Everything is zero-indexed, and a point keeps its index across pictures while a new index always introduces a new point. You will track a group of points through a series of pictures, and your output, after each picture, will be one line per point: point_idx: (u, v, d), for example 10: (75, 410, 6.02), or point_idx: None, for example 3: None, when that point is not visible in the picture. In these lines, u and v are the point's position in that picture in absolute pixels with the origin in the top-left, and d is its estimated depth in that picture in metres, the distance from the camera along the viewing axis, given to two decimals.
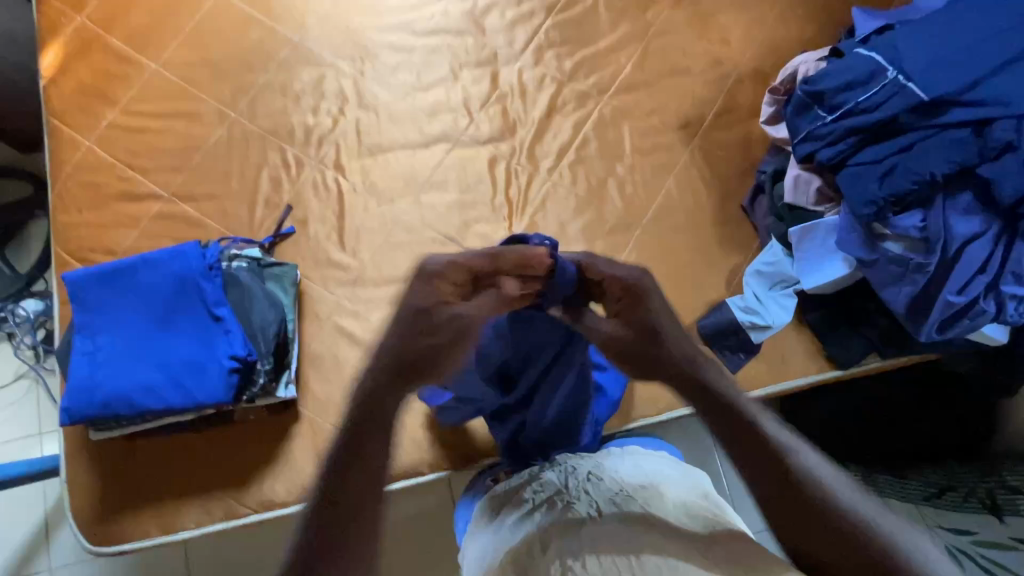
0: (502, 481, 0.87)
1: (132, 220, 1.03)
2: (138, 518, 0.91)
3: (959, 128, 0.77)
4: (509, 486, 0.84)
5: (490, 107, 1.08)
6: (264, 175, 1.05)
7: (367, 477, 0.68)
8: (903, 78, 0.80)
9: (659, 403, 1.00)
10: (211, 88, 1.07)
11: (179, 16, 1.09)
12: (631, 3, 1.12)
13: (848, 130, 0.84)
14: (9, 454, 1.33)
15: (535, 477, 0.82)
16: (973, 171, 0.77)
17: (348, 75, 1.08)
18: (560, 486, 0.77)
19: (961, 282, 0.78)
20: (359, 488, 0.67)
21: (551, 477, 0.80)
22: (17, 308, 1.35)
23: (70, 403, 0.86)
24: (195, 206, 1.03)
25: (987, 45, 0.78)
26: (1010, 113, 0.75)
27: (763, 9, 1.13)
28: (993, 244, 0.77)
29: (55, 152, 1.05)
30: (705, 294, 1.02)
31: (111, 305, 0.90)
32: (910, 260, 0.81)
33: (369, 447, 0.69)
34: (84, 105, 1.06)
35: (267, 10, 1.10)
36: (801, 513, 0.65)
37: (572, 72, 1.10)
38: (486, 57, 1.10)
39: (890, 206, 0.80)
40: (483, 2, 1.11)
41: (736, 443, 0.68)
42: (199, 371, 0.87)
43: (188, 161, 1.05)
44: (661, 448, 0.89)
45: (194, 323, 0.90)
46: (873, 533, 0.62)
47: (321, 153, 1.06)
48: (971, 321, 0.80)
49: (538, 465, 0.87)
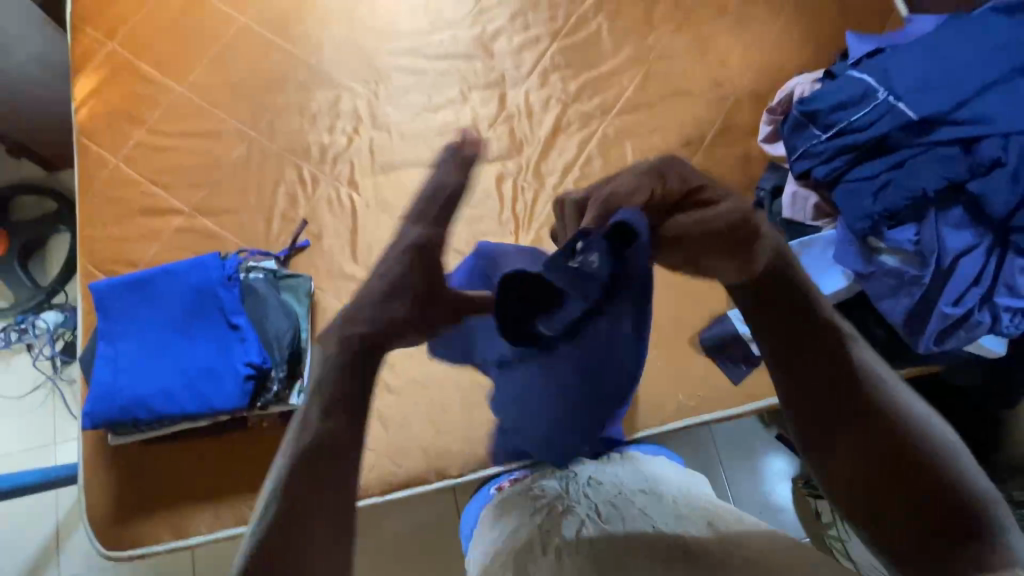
0: (509, 487, 0.91)
1: (154, 234, 1.07)
2: (151, 522, 0.94)
3: (948, 145, 0.80)
4: (515, 491, 0.87)
5: (498, 126, 1.13)
6: (280, 191, 1.09)
7: (328, 463, 0.52)
8: (893, 99, 0.84)
9: (661, 414, 1.02)
10: (232, 109, 1.13)
11: (204, 42, 1.16)
12: (632, 29, 1.18)
13: (842, 148, 0.87)
14: (24, 462, 1.36)
15: (537, 484, 0.85)
16: (963, 186, 0.79)
17: (362, 96, 1.14)
18: (561, 492, 0.80)
19: (955, 294, 0.80)
20: (322, 472, 0.51)
21: (553, 484, 0.84)
22: (38, 319, 1.40)
23: (91, 408, 0.89)
24: (214, 220, 1.08)
25: (973, 68, 0.82)
26: (997, 131, 0.78)
27: (760, 34, 1.18)
28: (986, 257, 0.79)
29: (85, 169, 1.10)
30: (706, 307, 1.05)
31: (134, 314, 0.94)
32: (906, 273, 0.83)
33: (334, 437, 0.53)
34: (112, 126, 1.12)
35: (287, 36, 1.16)
36: (851, 448, 0.56)
37: (577, 94, 1.14)
38: (494, 80, 1.15)
39: (884, 220, 0.83)
40: (492, 29, 1.17)
41: (795, 358, 0.60)
42: (216, 378, 0.90)
43: (208, 178, 1.10)
44: (661, 456, 0.94)
45: (213, 332, 0.93)
46: (933, 455, 0.53)
47: (336, 171, 1.10)
48: (967, 333, 0.81)
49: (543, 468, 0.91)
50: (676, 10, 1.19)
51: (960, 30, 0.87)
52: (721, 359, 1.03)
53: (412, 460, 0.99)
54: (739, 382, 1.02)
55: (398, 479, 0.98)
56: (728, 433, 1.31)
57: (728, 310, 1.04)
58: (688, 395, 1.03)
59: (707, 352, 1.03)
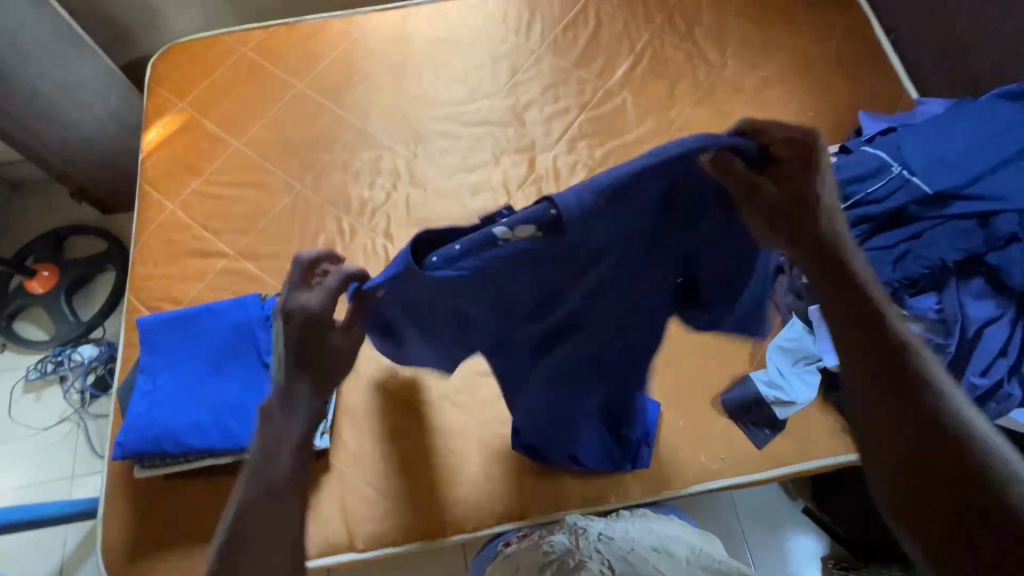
0: (514, 544, 0.91)
1: (199, 274, 1.14)
2: (162, 561, 0.93)
3: (964, 219, 0.83)
4: (523, 546, 0.87)
5: (527, 187, 1.19)
6: (320, 240, 1.16)
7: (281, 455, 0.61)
8: (907, 173, 0.88)
9: (683, 476, 1.00)
10: (283, 164, 1.23)
11: (265, 103, 1.28)
12: (656, 103, 1.27)
13: (859, 218, 0.89)
14: (41, 495, 1.37)
15: (546, 538, 0.85)
16: (981, 259, 0.82)
17: (402, 156, 1.23)
18: (570, 547, 0.80)
19: (983, 364, 0.80)
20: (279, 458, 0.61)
21: (560, 538, 0.83)
22: (74, 352, 1.45)
23: (123, 438, 0.92)
24: (256, 263, 1.15)
25: (983, 148, 0.87)
26: (1011, 207, 0.80)
27: (777, 110, 1.25)
28: (1011, 328, 0.80)
29: (143, 213, 1.20)
30: (728, 368, 1.07)
31: (174, 349, 0.98)
32: (930, 341, 0.83)
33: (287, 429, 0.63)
34: (173, 175, 1.22)
35: (338, 102, 1.28)
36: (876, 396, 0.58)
37: (602, 159, 1.22)
38: (525, 144, 1.23)
39: (905, 287, 0.85)
40: (525, 99, 1.27)
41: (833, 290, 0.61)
42: (245, 414, 0.93)
43: (255, 224, 1.18)
44: (672, 514, 0.93)
45: (245, 370, 0.97)
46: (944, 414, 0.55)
47: (373, 223, 1.17)
48: (998, 405, 0.79)
49: (548, 530, 0.90)
50: (696, 87, 1.28)
51: (968, 113, 0.92)
52: (742, 421, 1.03)
53: (427, 512, 0.98)
54: (762, 446, 1.01)
55: (413, 530, 0.97)
56: (752, 502, 1.27)
57: (750, 371, 1.06)
58: (710, 456, 1.02)
59: (729, 415, 1.03)
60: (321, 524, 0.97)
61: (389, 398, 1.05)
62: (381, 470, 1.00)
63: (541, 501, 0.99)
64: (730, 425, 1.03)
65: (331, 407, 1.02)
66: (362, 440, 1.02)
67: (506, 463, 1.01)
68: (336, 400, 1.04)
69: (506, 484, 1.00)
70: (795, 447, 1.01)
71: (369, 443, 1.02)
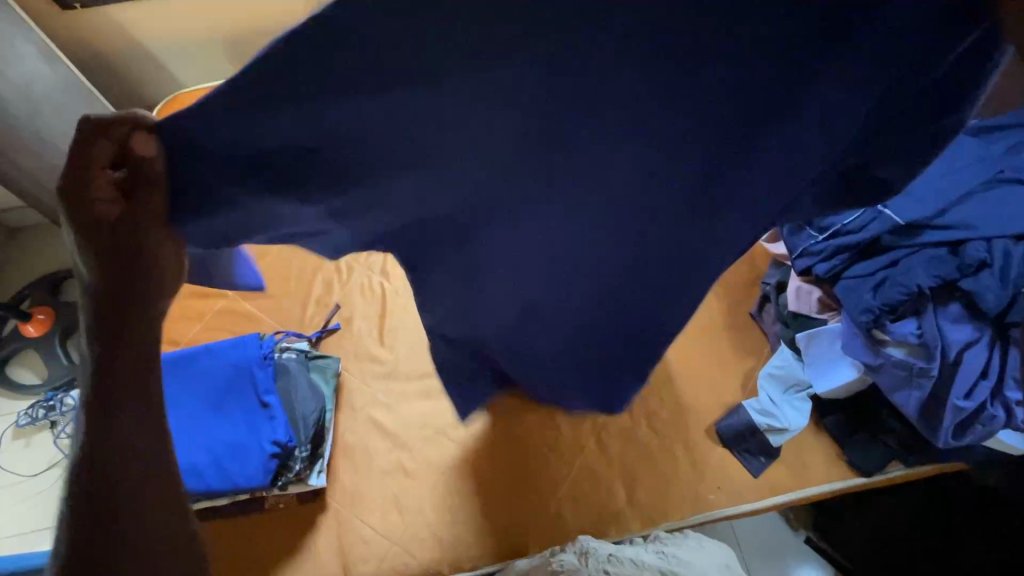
0: (523, 563, 0.91)
1: (197, 315, 1.15)
2: None
3: (936, 247, 0.86)
4: (531, 565, 0.88)
5: None
6: (318, 278, 1.18)
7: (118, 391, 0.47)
8: (880, 205, 0.90)
9: (682, 507, 1.01)
10: None
11: None
12: None
13: (836, 249, 0.94)
14: (28, 546, 1.33)
15: (553, 557, 0.86)
16: (955, 285, 0.85)
17: None
18: (577, 567, 0.81)
19: (966, 388, 0.83)
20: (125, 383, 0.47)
21: (569, 557, 0.84)
22: (66, 397, 1.43)
23: None
24: (255, 303, 1.16)
25: (954, 178, 0.88)
26: (981, 235, 0.83)
27: None
28: (988, 351, 0.84)
29: None
30: (722, 397, 1.10)
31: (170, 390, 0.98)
32: (913, 364, 0.87)
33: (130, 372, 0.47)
34: None
35: None
36: None
37: None
38: None
39: (886, 314, 0.88)
40: None
41: None
42: (241, 455, 0.92)
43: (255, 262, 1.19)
44: (701, 537, 0.92)
45: (244, 409, 0.96)
46: None
47: (370, 261, 1.20)
48: (984, 426, 0.84)
49: (560, 549, 0.90)
50: None
51: None
52: (737, 449, 1.04)
53: (427, 550, 0.97)
54: (758, 475, 1.03)
55: (411, 570, 0.96)
56: (754, 533, 1.26)
57: (743, 400, 1.08)
58: (709, 486, 1.02)
59: (724, 443, 1.05)
60: (317, 565, 0.96)
61: (385, 433, 1.05)
62: (377, 508, 0.99)
63: (541, 536, 0.98)
64: (725, 453, 1.05)
65: (327, 443, 1.02)
66: (360, 480, 1.02)
67: (506, 497, 1.01)
68: (333, 437, 1.04)
69: (505, 519, 0.99)
70: (791, 473, 1.03)
71: (365, 481, 1.01)
